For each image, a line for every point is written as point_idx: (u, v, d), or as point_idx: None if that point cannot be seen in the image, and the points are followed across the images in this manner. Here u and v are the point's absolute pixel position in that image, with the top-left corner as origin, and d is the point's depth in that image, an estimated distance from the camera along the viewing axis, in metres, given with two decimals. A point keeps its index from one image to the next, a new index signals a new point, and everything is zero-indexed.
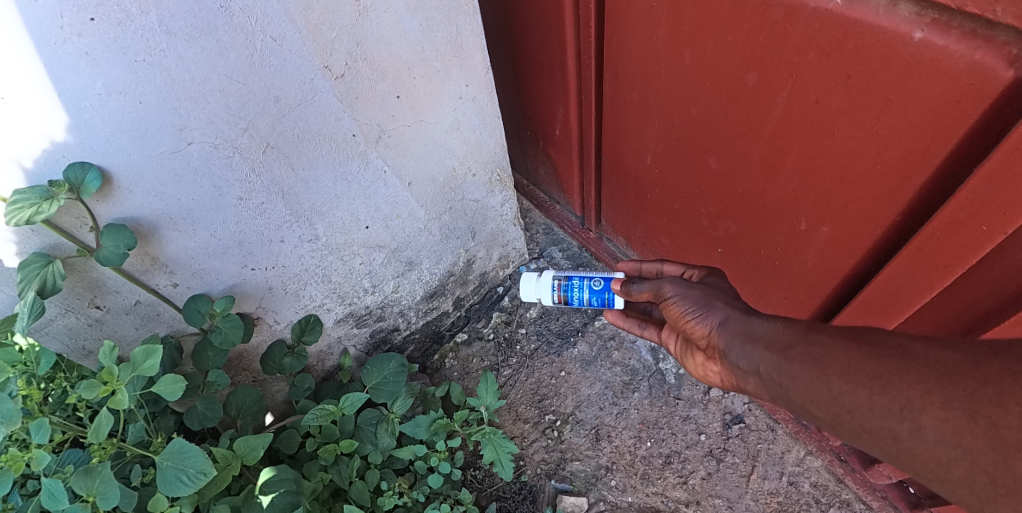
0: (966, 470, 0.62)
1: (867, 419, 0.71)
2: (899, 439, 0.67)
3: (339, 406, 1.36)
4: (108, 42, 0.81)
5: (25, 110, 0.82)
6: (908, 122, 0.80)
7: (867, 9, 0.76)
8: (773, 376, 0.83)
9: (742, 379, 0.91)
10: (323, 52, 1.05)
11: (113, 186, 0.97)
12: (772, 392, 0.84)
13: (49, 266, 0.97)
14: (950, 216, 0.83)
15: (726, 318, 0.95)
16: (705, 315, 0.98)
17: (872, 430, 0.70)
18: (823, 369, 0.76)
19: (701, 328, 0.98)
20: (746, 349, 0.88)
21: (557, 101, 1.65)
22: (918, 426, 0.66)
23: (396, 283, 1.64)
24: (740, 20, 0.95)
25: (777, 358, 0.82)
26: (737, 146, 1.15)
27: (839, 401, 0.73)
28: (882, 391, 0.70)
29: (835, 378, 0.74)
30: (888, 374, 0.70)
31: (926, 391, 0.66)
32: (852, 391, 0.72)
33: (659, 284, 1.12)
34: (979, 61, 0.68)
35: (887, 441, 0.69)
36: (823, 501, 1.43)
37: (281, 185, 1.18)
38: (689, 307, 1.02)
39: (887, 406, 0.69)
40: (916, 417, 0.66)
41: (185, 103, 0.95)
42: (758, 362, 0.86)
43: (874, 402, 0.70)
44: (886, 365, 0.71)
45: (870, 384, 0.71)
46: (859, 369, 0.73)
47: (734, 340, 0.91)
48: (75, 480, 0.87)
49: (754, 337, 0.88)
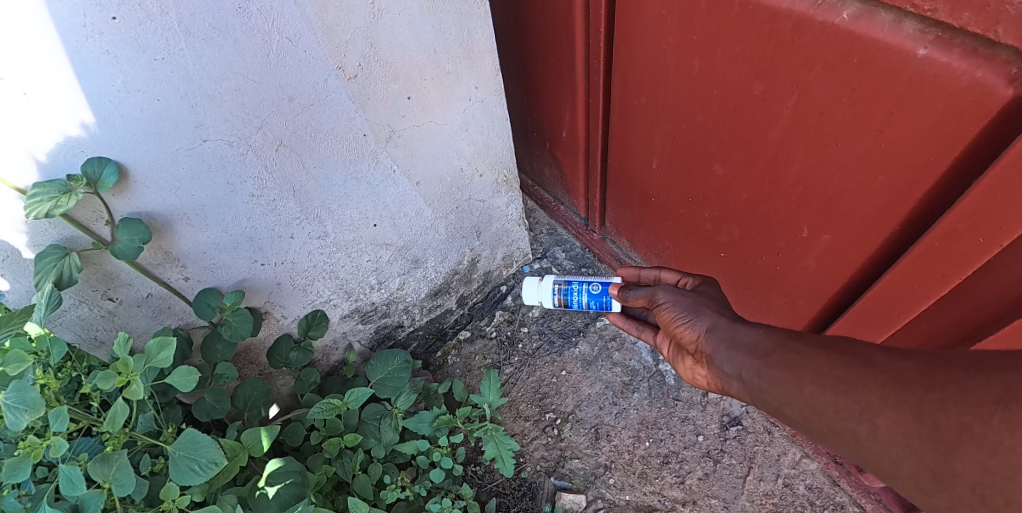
0: (912, 467, 0.64)
1: (832, 420, 0.73)
2: (859, 438, 0.70)
3: (344, 400, 1.39)
4: (128, 41, 0.83)
5: (47, 104, 0.84)
6: (910, 136, 0.82)
7: (873, 24, 0.78)
8: (753, 380, 0.85)
9: (726, 383, 0.93)
10: (337, 53, 1.07)
11: (129, 181, 1.00)
12: (753, 396, 0.86)
13: (66, 258, 1.00)
14: (948, 228, 0.85)
15: (715, 324, 0.97)
16: (694, 321, 1.00)
17: (836, 431, 0.72)
18: (797, 374, 0.78)
19: (691, 333, 1.00)
20: (731, 355, 0.90)
21: (565, 104, 1.67)
22: (875, 426, 0.68)
23: (402, 280, 1.67)
24: (749, 31, 0.97)
25: (757, 364, 0.84)
26: (742, 153, 1.17)
27: (809, 403, 0.75)
28: (846, 394, 0.72)
29: (807, 382, 0.76)
30: (853, 379, 0.72)
31: (882, 395, 0.68)
32: (820, 394, 0.74)
33: (654, 290, 1.14)
34: (981, 79, 0.70)
35: (848, 441, 0.71)
36: (817, 503, 1.46)
37: (293, 183, 1.20)
38: (679, 313, 1.04)
39: (850, 408, 0.71)
40: (873, 419, 0.69)
41: (202, 101, 0.97)
42: (740, 367, 0.87)
43: (839, 404, 0.72)
44: (852, 371, 0.73)
45: (836, 388, 0.73)
46: (829, 374, 0.75)
47: (720, 345, 0.93)
48: (92, 467, 0.90)
49: (739, 344, 0.90)
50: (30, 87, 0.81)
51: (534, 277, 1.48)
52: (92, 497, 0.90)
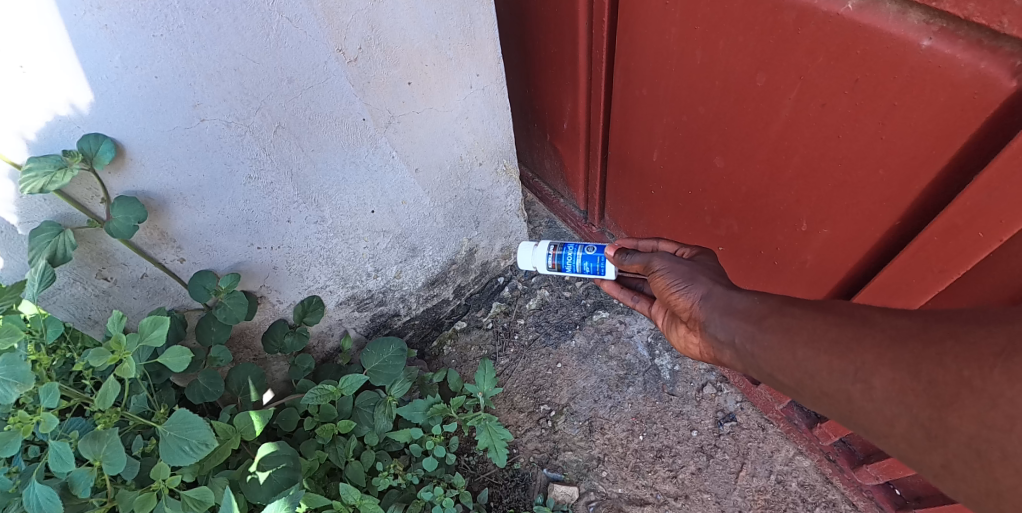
0: (907, 425, 0.66)
1: (825, 382, 0.75)
2: (852, 400, 0.72)
3: (339, 387, 1.37)
4: (128, 16, 0.82)
5: (46, 77, 0.83)
6: (911, 128, 0.82)
7: (877, 15, 0.78)
8: (747, 346, 0.87)
9: (719, 351, 0.95)
10: (338, 36, 1.06)
11: (126, 158, 0.99)
12: (746, 362, 0.88)
13: (60, 235, 0.98)
14: (948, 222, 0.85)
15: (710, 291, 0.98)
16: (688, 288, 1.02)
17: (829, 393, 0.75)
18: (791, 338, 0.80)
19: (685, 300, 1.02)
20: (724, 321, 0.92)
21: (566, 95, 1.67)
22: (869, 386, 0.71)
23: (399, 268, 1.66)
24: (753, 20, 0.96)
25: (751, 328, 0.86)
26: (743, 146, 1.16)
27: (802, 367, 0.77)
28: (841, 356, 0.74)
29: (800, 346, 0.78)
30: (847, 340, 0.74)
31: (878, 354, 0.70)
32: (814, 356, 0.76)
33: (651, 257, 1.15)
34: (984, 71, 0.69)
35: (841, 403, 0.74)
36: (809, 500, 1.46)
37: (290, 165, 1.19)
38: (675, 280, 1.05)
39: (844, 369, 0.73)
40: (868, 378, 0.71)
41: (200, 80, 0.96)
42: (734, 333, 0.89)
43: (832, 366, 0.74)
44: (846, 332, 0.75)
45: (831, 349, 0.75)
46: (823, 335, 0.77)
47: (714, 312, 0.94)
48: (82, 445, 0.89)
49: (732, 310, 0.91)
50: (28, 61, 0.81)
51: (530, 242, 1.47)
52: (82, 475, 0.91)
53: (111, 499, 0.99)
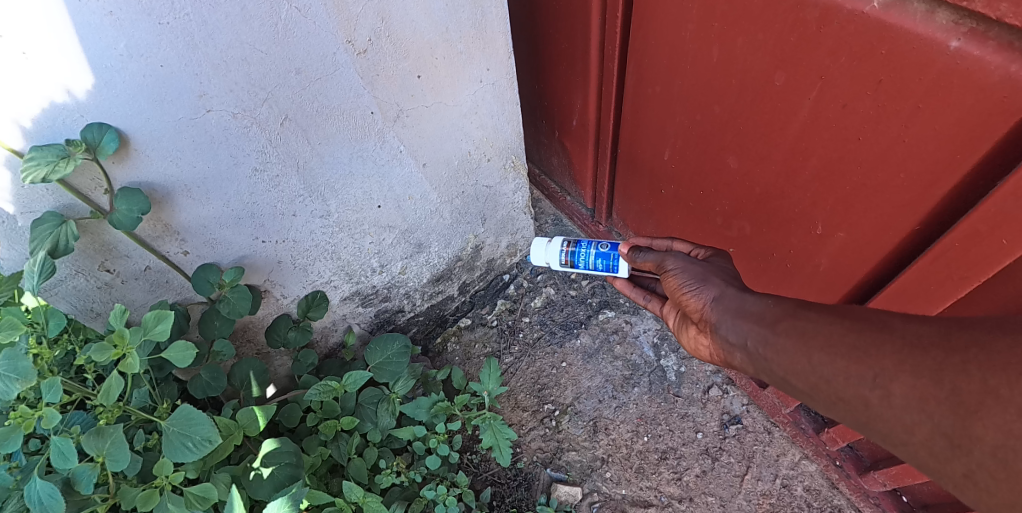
0: (928, 433, 0.64)
1: (842, 388, 0.73)
2: (869, 406, 0.70)
3: (342, 383, 1.35)
4: (132, 3, 0.80)
5: (48, 63, 0.81)
6: (936, 129, 0.80)
7: (904, 14, 0.75)
8: (759, 349, 0.85)
9: (729, 354, 0.93)
10: (347, 27, 1.03)
11: (130, 149, 0.97)
12: (758, 366, 0.87)
13: (62, 226, 0.96)
14: (969, 229, 0.83)
15: (722, 293, 0.96)
16: (700, 289, 1.00)
17: (845, 399, 0.73)
18: (806, 343, 0.78)
19: (696, 301, 1.00)
20: (736, 323, 0.90)
21: (577, 91, 1.64)
22: (888, 393, 0.69)
23: (404, 265, 1.64)
24: (773, 18, 0.94)
25: (764, 331, 0.85)
26: (759, 147, 1.14)
27: (817, 372, 0.76)
28: (859, 361, 0.72)
29: (816, 351, 0.76)
30: (866, 346, 0.72)
31: (898, 361, 0.68)
32: (830, 362, 0.74)
33: (664, 256, 1.13)
34: (1014, 74, 0.67)
35: (858, 409, 0.72)
36: (814, 505, 1.45)
37: (297, 158, 1.17)
38: (687, 280, 1.04)
39: (861, 375, 0.71)
40: (887, 385, 0.69)
41: (206, 70, 0.93)
42: (746, 336, 0.88)
43: (850, 372, 0.72)
44: (865, 337, 0.73)
45: (848, 355, 0.73)
46: (840, 341, 0.75)
47: (726, 315, 0.92)
48: (86, 441, 0.88)
49: (745, 313, 0.89)
50: (30, 47, 0.78)
51: (542, 238, 1.43)
52: (84, 471, 0.90)
53: (112, 495, 0.97)
